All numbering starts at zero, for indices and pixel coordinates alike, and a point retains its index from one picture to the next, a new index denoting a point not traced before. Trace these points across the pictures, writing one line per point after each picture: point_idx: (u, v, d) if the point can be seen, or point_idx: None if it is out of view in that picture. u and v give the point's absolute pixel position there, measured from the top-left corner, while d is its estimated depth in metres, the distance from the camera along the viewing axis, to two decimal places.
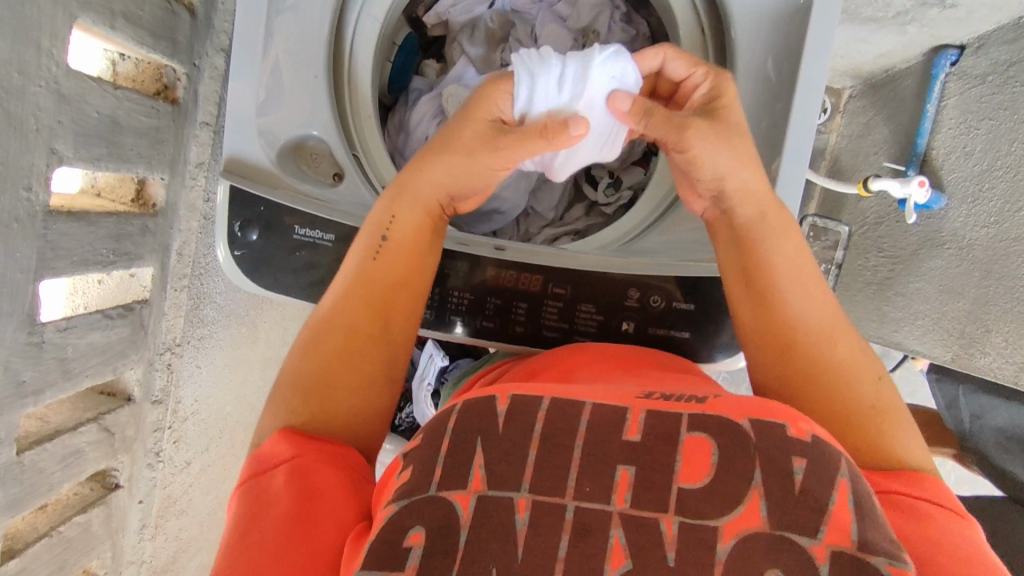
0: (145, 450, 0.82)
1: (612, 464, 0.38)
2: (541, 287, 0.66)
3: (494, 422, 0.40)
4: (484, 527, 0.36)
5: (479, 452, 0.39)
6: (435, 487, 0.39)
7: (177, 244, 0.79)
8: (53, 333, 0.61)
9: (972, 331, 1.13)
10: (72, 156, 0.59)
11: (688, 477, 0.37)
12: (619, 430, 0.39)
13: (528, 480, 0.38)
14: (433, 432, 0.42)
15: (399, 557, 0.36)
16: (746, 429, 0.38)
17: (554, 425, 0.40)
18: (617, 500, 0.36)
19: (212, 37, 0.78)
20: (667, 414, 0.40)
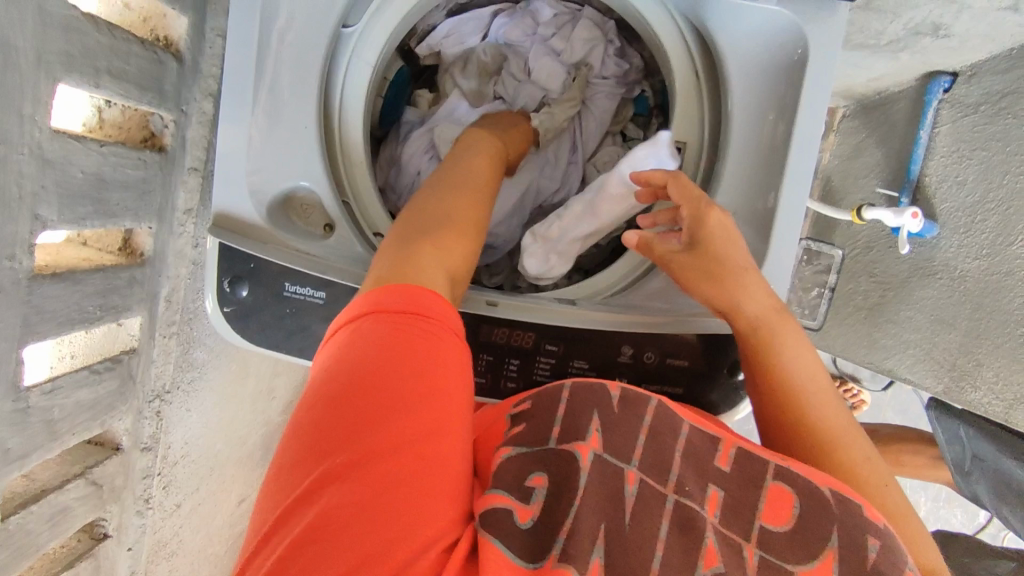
0: (135, 497, 0.81)
1: (706, 484, 0.45)
2: (534, 344, 0.66)
3: (610, 402, 0.47)
4: (599, 487, 0.42)
5: (597, 420, 0.46)
6: (555, 442, 0.45)
7: (166, 291, 0.78)
8: (38, 397, 0.60)
9: (962, 363, 1.14)
10: (57, 220, 0.58)
11: (770, 518, 0.43)
12: (713, 458, 0.47)
13: (638, 459, 0.45)
14: (550, 400, 0.48)
15: (523, 493, 0.42)
16: (828, 495, 0.44)
17: (660, 422, 0.48)
18: (709, 512, 0.43)
19: (200, 82, 0.76)
20: (760, 456, 0.46)
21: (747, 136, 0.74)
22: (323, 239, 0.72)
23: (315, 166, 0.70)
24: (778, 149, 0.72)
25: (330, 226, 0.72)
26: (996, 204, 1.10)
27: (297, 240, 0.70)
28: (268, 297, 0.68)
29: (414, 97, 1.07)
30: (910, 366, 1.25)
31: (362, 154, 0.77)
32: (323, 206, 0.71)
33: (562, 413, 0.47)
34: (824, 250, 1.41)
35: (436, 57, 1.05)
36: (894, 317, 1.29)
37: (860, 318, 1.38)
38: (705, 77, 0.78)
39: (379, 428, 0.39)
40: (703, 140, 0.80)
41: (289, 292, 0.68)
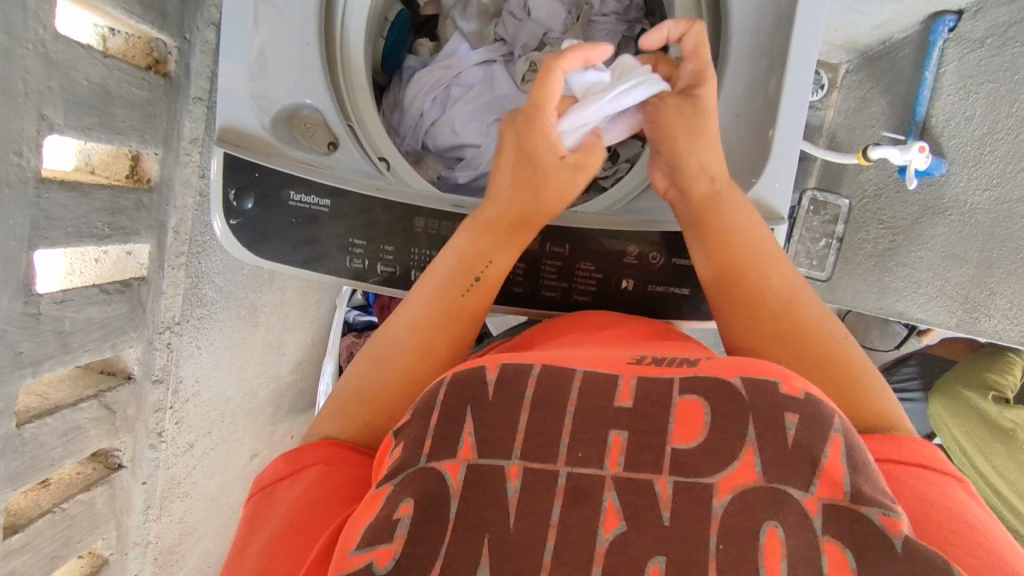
0: (148, 430, 0.81)
1: (606, 429, 0.39)
2: (539, 248, 0.66)
3: (485, 389, 0.42)
4: (476, 495, 0.38)
5: (468, 421, 0.41)
6: (425, 458, 0.40)
7: (173, 221, 0.79)
8: (49, 304, 0.60)
9: (975, 295, 1.16)
10: (63, 124, 0.58)
11: (680, 438, 0.38)
12: (611, 397, 0.41)
13: (519, 446, 0.39)
14: (423, 406, 0.43)
15: (388, 530, 0.38)
16: (738, 387, 0.40)
17: (545, 390, 0.41)
18: (610, 464, 0.38)
19: (202, 12, 0.77)
20: (658, 379, 0.41)
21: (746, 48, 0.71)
22: (328, 155, 0.72)
23: (316, 81, 0.70)
24: (778, 55, 0.69)
25: (333, 143, 0.72)
26: (1005, 132, 1.10)
27: (301, 154, 0.71)
28: (275, 209, 0.69)
29: (415, 46, 1.06)
30: (923, 305, 1.24)
31: (364, 81, 0.77)
32: (328, 124, 0.71)
33: (434, 421, 0.41)
34: (831, 199, 1.39)
35: (436, 5, 1.06)
36: (904, 259, 1.27)
37: (871, 266, 1.35)
38: None
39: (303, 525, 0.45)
40: (703, 59, 0.78)
41: (296, 201, 0.68)
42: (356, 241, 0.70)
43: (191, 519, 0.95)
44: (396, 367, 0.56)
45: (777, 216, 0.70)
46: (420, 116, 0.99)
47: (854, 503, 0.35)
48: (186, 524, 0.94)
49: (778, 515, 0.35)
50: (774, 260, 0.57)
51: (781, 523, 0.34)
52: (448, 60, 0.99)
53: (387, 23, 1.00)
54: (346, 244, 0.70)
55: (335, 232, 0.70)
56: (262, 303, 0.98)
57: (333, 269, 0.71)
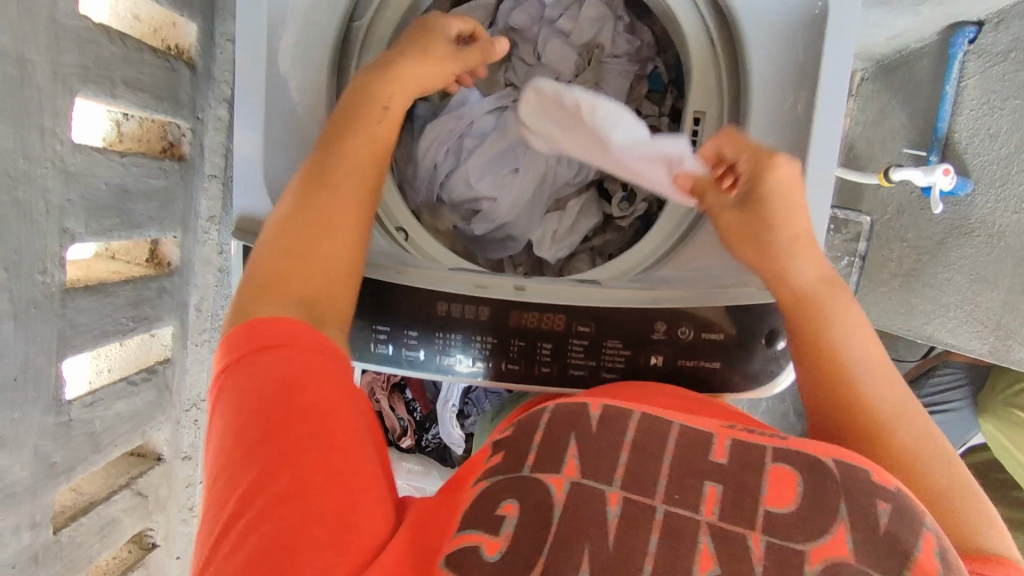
0: (179, 506, 0.82)
1: (702, 480, 0.40)
2: (565, 326, 0.65)
3: (589, 422, 0.43)
4: (579, 514, 0.38)
5: (572, 444, 0.41)
6: (528, 469, 0.41)
7: (195, 299, 0.79)
8: (79, 409, 0.60)
9: (1009, 322, 1.12)
10: (84, 232, 0.58)
11: (774, 501, 0.38)
12: (707, 451, 0.42)
13: (620, 477, 0.40)
14: (525, 426, 0.45)
15: (491, 524, 0.39)
16: (831, 467, 0.40)
17: (646, 435, 0.42)
18: (706, 512, 0.38)
19: (213, 89, 0.77)
20: (753, 445, 0.42)
21: (768, 101, 0.71)
22: None
23: None
24: (803, 111, 0.68)
25: None
26: None
27: None
28: None
29: None
30: (952, 330, 1.21)
31: None
32: None
33: (537, 441, 0.43)
34: (853, 217, 1.38)
35: None
36: (931, 281, 1.24)
37: (896, 287, 1.32)
38: (722, 47, 0.74)
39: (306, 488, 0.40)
40: (721, 110, 0.76)
41: None
42: (379, 326, 0.66)
43: None
44: (295, 245, 0.53)
45: None
46: (433, 169, 0.98)
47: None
48: None
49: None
50: (890, 372, 0.53)
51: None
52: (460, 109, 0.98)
53: None
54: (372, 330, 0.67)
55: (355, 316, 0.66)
56: None
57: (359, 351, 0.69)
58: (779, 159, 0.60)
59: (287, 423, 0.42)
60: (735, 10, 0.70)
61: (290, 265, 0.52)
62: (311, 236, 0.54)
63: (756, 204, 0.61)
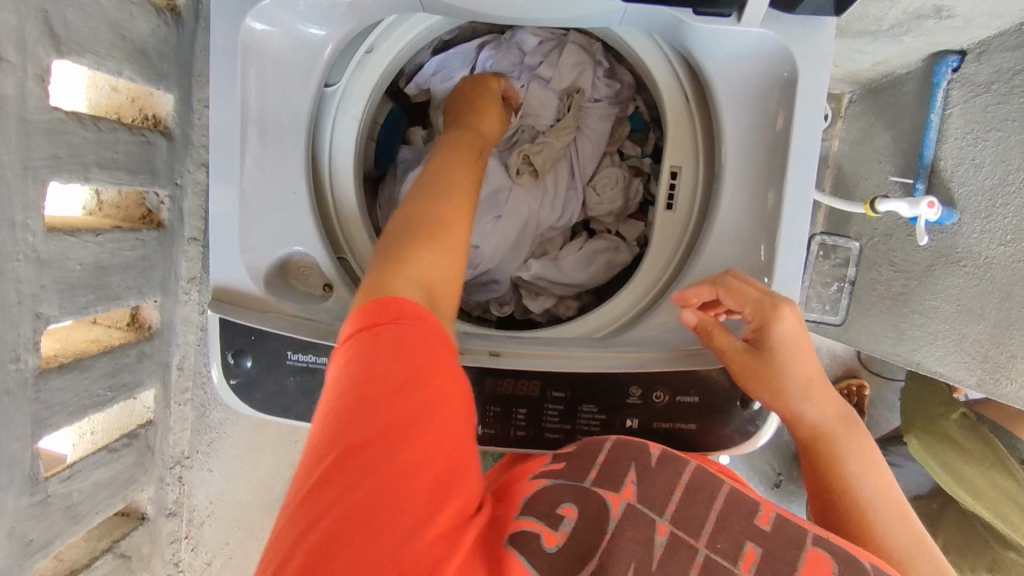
0: (164, 560, 0.83)
1: (742, 539, 0.47)
2: (540, 392, 0.65)
3: (649, 457, 0.53)
4: (629, 529, 0.47)
5: (632, 472, 0.51)
6: (590, 481, 0.51)
7: (176, 359, 0.80)
8: (57, 485, 0.61)
9: (996, 355, 1.09)
10: (59, 313, 0.59)
11: (808, 569, 0.44)
12: (753, 517, 0.49)
13: (669, 512, 0.49)
14: (587, 450, 0.54)
15: (553, 520, 0.48)
16: (865, 564, 0.45)
17: (698, 486, 0.51)
18: (743, 566, 0.45)
19: (191, 153, 0.77)
20: (793, 524, 0.48)
21: (742, 159, 0.70)
22: (323, 299, 0.71)
23: (305, 226, 0.70)
24: (776, 170, 0.67)
25: (328, 285, 0.71)
26: (1017, 186, 1.05)
27: (296, 303, 0.69)
28: (273, 365, 0.68)
29: (408, 135, 1.08)
30: (940, 358, 1.20)
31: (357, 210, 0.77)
32: (322, 268, 0.71)
33: (601, 460, 0.53)
34: (841, 244, 1.42)
35: (426, 94, 1.04)
36: (919, 307, 1.24)
37: (883, 310, 1.35)
38: (697, 103, 0.74)
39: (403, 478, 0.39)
40: (698, 164, 0.76)
41: (294, 359, 0.68)
42: None
43: None
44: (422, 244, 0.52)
45: None
46: None
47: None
48: None
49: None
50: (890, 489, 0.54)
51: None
52: None
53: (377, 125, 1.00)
54: None
55: None
56: None
57: None
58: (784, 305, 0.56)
59: (403, 386, 0.41)
60: (703, 61, 0.69)
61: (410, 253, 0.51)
62: (411, 245, 0.51)
63: (769, 360, 0.56)
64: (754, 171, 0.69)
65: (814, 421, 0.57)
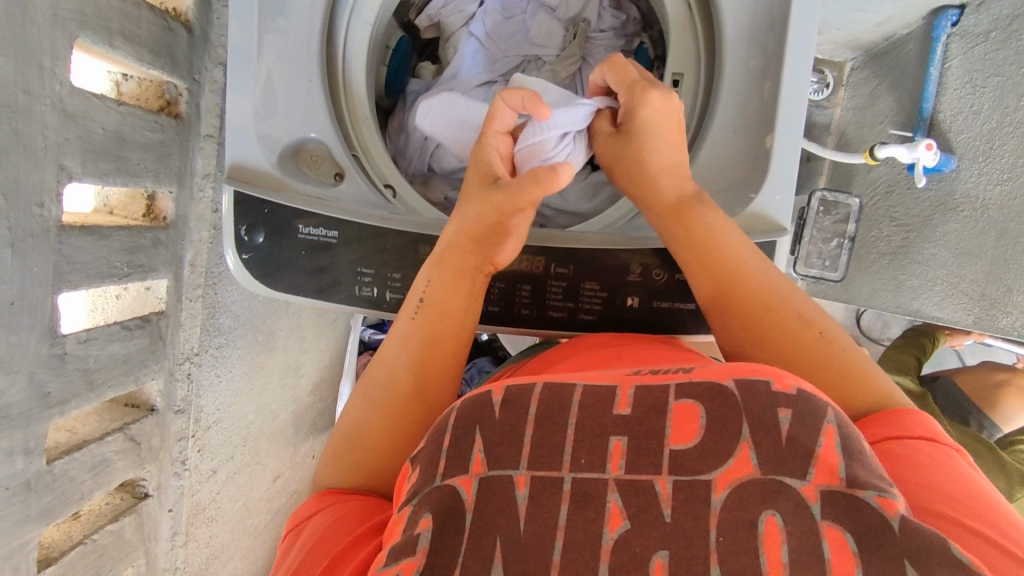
0: (172, 459, 0.83)
1: (606, 435, 0.41)
2: (544, 269, 0.67)
3: (491, 409, 0.44)
4: (489, 504, 0.40)
5: (478, 438, 0.42)
6: (440, 477, 0.42)
7: (189, 256, 0.81)
8: (73, 345, 0.63)
9: (992, 292, 1.13)
10: (81, 172, 0.61)
11: (679, 439, 0.40)
12: (611, 405, 0.42)
13: (525, 458, 0.41)
14: (437, 431, 0.45)
15: (410, 545, 0.39)
16: (732, 388, 0.41)
17: (547, 405, 0.43)
18: (613, 467, 0.39)
19: (210, 52, 0.80)
20: (654, 386, 0.43)
21: (742, 59, 0.72)
22: (334, 187, 0.74)
23: (319, 114, 0.72)
24: (772, 63, 0.69)
25: (339, 174, 0.74)
26: (1014, 127, 1.08)
27: (309, 187, 0.73)
28: (285, 241, 0.71)
29: (416, 70, 1.08)
30: (939, 302, 1.21)
31: (368, 111, 0.79)
32: (333, 156, 0.74)
33: (446, 445, 0.43)
34: (842, 200, 1.36)
35: (436, 28, 1.06)
36: (918, 257, 1.25)
37: (884, 266, 1.33)
38: (699, 10, 0.76)
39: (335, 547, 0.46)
40: (699, 69, 0.78)
41: (305, 234, 0.71)
42: (364, 270, 0.72)
43: (218, 543, 0.97)
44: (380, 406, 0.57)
45: (780, 226, 0.71)
46: (423, 140, 1.00)
47: (849, 488, 0.37)
48: (213, 548, 0.96)
49: (775, 505, 0.36)
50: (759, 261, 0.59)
51: (779, 512, 0.36)
52: (451, 82, 0.99)
53: (389, 50, 1.02)
54: (356, 273, 0.72)
55: (348, 259, 0.71)
56: (280, 328, 1.01)
57: (347, 297, 0.72)
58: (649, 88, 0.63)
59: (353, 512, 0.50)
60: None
61: (365, 450, 0.56)
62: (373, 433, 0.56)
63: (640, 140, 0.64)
64: (752, 67, 0.71)
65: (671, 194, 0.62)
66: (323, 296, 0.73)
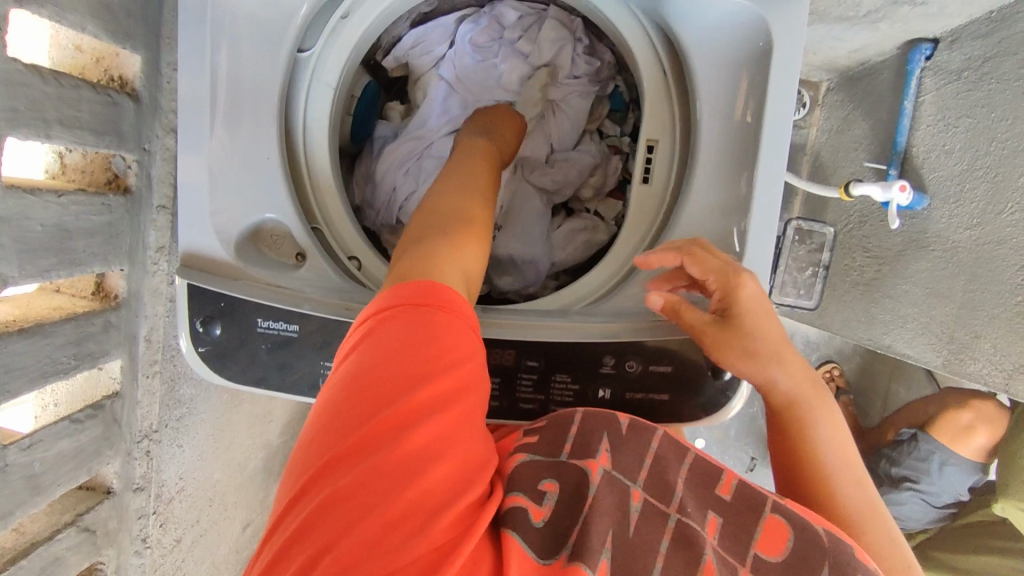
0: (133, 538, 0.82)
1: (706, 510, 0.48)
2: (514, 361, 0.65)
3: (619, 428, 0.52)
4: (609, 492, 0.46)
5: (606, 441, 0.50)
6: (565, 455, 0.50)
7: (144, 331, 0.77)
8: (15, 453, 0.59)
9: (961, 336, 1.09)
10: (16, 275, 0.57)
11: (766, 546, 0.45)
12: (715, 484, 0.50)
13: (641, 481, 0.48)
14: (562, 429, 0.52)
15: (535, 497, 0.46)
16: (820, 532, 0.45)
17: (666, 451, 0.52)
18: (709, 533, 0.46)
19: (160, 118, 0.75)
20: (756, 489, 0.49)
21: (716, 132, 0.70)
22: (296, 268, 0.71)
23: (280, 194, 0.69)
24: (749, 139, 0.67)
25: (302, 254, 0.71)
26: (984, 170, 1.06)
27: (269, 273, 0.69)
28: (242, 331, 0.68)
29: (385, 109, 1.04)
30: (909, 340, 1.20)
31: (331, 178, 0.76)
32: (294, 236, 0.71)
33: (573, 433, 0.51)
34: (817, 228, 1.41)
35: (405, 69, 1.01)
36: (890, 292, 1.25)
37: (856, 296, 1.34)
38: (674, 76, 0.74)
39: (405, 470, 0.39)
40: (674, 135, 0.76)
41: (264, 327, 0.68)
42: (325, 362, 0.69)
43: None
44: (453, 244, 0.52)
45: None
46: (392, 192, 0.97)
47: None
48: None
49: None
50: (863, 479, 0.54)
51: None
52: (419, 130, 0.97)
53: (354, 98, 0.97)
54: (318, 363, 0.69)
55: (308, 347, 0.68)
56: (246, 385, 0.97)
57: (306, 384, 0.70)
58: (745, 273, 0.57)
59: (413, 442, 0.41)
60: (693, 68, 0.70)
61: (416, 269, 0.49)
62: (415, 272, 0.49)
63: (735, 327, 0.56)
64: (728, 140, 0.69)
65: (785, 386, 0.56)
66: (281, 384, 0.70)
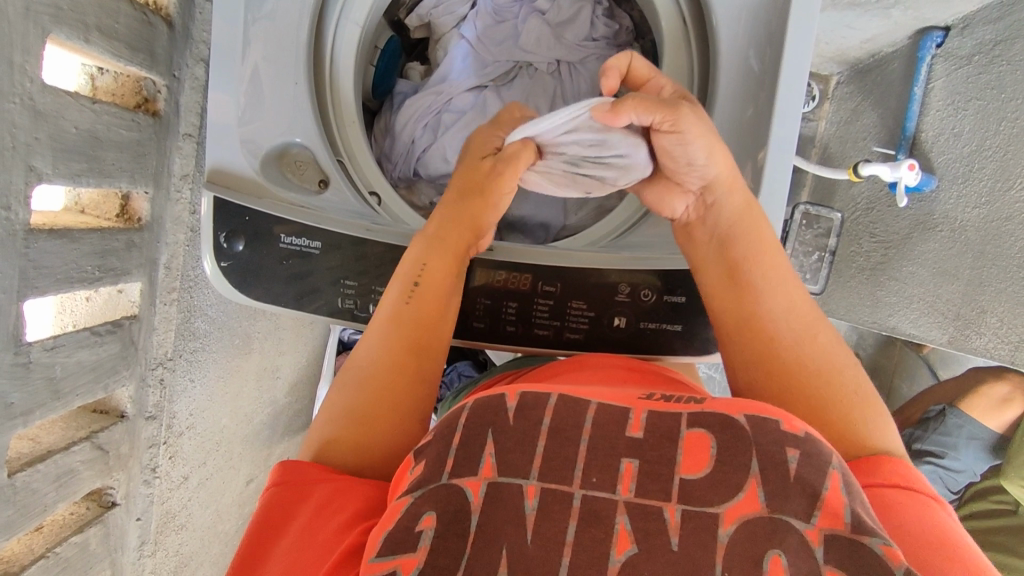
0: (142, 467, 0.81)
1: (618, 458, 0.41)
2: (531, 286, 0.66)
3: (505, 415, 0.44)
4: (496, 510, 0.40)
5: (489, 442, 0.42)
6: (447, 475, 0.42)
7: (165, 258, 0.79)
8: (40, 352, 0.60)
9: (967, 312, 1.10)
10: (52, 173, 0.58)
11: (689, 468, 0.40)
12: (623, 427, 0.43)
13: (537, 469, 0.41)
14: (445, 427, 0.45)
15: (411, 540, 0.40)
16: (743, 424, 0.41)
17: (562, 420, 0.43)
18: (622, 490, 0.40)
19: (191, 48, 0.77)
20: (667, 413, 0.43)
21: (735, 77, 0.72)
22: (319, 194, 0.72)
23: (306, 120, 0.70)
24: (768, 80, 0.69)
25: (324, 180, 0.72)
26: (994, 150, 1.06)
27: (292, 195, 0.71)
28: (266, 251, 0.69)
29: (404, 70, 1.03)
30: (914, 320, 1.20)
31: (355, 113, 0.76)
32: (318, 162, 0.71)
33: (455, 443, 0.43)
34: (824, 213, 1.36)
35: (426, 28, 1.01)
36: (896, 274, 1.23)
37: (862, 281, 1.32)
38: (695, 26, 0.76)
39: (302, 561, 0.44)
40: (693, 86, 0.78)
41: (287, 243, 0.69)
42: (348, 281, 0.70)
43: (188, 551, 0.95)
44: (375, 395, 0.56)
45: None
46: (411, 143, 0.95)
47: (854, 533, 0.37)
48: (182, 556, 0.94)
49: (781, 543, 0.37)
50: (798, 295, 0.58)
51: (784, 551, 0.36)
52: (439, 86, 0.95)
53: (377, 51, 0.97)
54: (339, 286, 0.70)
55: (328, 267, 0.70)
56: (256, 331, 0.98)
57: (326, 306, 0.71)
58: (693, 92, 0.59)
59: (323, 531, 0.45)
60: (713, 15, 0.71)
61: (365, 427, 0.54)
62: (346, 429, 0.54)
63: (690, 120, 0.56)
64: (747, 79, 0.71)
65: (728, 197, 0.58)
66: (301, 306, 0.71)
